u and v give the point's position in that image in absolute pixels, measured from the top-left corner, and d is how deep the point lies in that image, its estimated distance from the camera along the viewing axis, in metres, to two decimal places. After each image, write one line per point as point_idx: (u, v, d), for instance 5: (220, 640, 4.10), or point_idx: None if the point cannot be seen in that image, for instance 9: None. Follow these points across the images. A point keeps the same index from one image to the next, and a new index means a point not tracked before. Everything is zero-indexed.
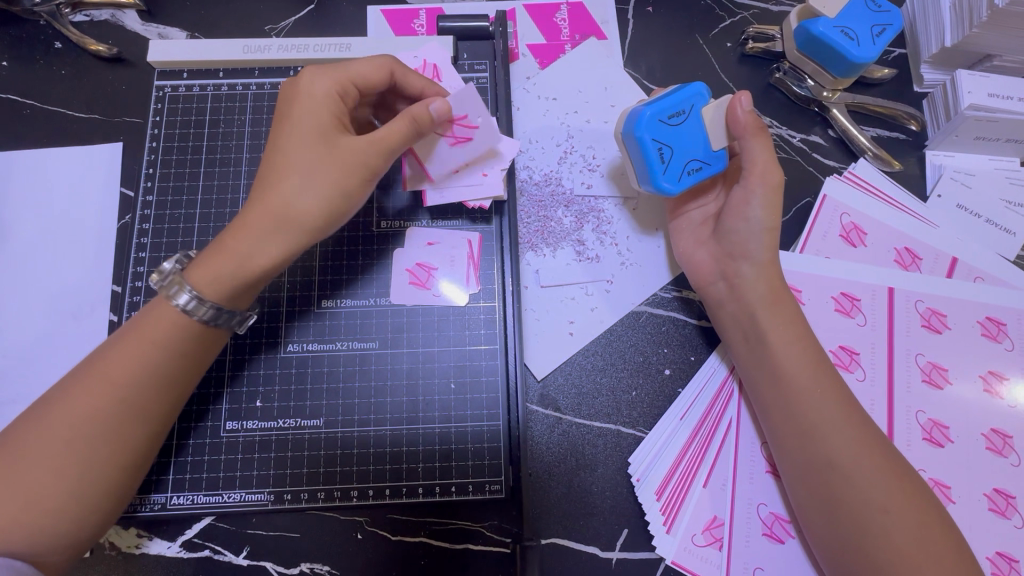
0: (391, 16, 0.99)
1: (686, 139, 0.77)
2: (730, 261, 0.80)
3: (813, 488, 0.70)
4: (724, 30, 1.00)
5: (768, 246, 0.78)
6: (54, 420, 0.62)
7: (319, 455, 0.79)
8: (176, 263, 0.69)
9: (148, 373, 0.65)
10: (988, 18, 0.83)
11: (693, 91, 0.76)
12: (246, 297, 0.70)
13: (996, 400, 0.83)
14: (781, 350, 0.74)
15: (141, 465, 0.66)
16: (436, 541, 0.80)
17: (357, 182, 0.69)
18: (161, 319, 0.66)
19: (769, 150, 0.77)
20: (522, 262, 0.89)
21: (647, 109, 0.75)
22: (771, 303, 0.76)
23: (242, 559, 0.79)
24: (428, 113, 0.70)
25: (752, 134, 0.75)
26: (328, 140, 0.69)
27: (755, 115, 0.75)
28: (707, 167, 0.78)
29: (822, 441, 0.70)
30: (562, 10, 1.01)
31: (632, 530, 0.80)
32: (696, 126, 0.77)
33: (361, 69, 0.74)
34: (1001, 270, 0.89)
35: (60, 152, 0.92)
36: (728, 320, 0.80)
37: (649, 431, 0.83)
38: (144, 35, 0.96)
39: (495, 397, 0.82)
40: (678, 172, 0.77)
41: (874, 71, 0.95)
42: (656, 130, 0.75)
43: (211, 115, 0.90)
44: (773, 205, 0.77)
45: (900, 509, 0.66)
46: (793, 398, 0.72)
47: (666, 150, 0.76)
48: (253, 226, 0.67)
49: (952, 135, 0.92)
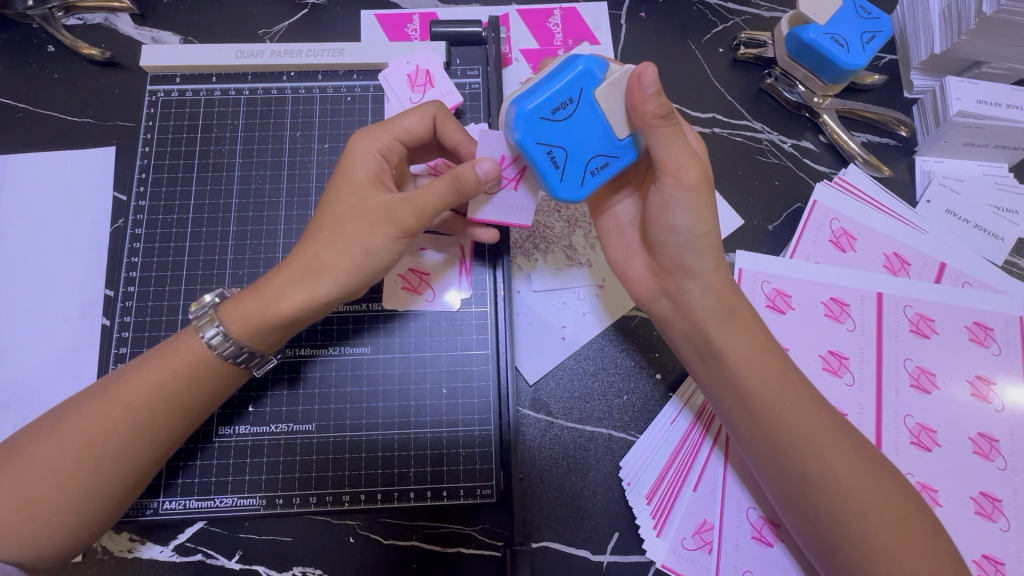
0: (384, 21, 0.99)
1: (579, 134, 0.62)
2: (670, 278, 0.73)
3: (789, 499, 0.68)
4: (716, 36, 1.01)
5: (705, 253, 0.69)
6: (67, 435, 0.63)
7: (311, 460, 0.80)
8: (215, 297, 0.70)
9: (166, 401, 0.66)
10: (977, 26, 0.84)
11: (578, 72, 0.60)
12: (269, 341, 0.69)
13: (983, 403, 0.84)
14: (741, 368, 0.70)
15: (146, 479, 0.67)
16: (427, 545, 0.80)
17: (382, 241, 0.66)
18: (188, 349, 0.67)
19: (678, 139, 0.63)
20: (513, 267, 0.89)
21: (522, 108, 0.60)
22: (721, 318, 0.71)
23: (234, 563, 0.79)
24: (473, 174, 0.65)
25: (652, 126, 0.61)
26: (361, 194, 0.68)
27: (660, 97, 0.59)
28: (614, 162, 0.64)
29: (791, 454, 0.67)
30: (555, 15, 1.01)
31: (622, 534, 0.81)
32: (589, 115, 0.62)
33: (407, 123, 0.72)
34: (988, 276, 0.89)
35: (53, 156, 0.92)
36: (676, 335, 0.75)
37: (639, 435, 0.84)
38: (137, 38, 0.96)
39: (486, 402, 0.82)
40: (579, 175, 0.63)
41: (864, 78, 0.97)
42: (537, 131, 0.61)
43: (204, 121, 0.90)
44: (698, 207, 0.66)
45: (878, 511, 0.64)
46: (759, 416, 0.69)
47: (559, 153, 0.62)
48: (284, 275, 0.67)
49: (940, 141, 0.92)
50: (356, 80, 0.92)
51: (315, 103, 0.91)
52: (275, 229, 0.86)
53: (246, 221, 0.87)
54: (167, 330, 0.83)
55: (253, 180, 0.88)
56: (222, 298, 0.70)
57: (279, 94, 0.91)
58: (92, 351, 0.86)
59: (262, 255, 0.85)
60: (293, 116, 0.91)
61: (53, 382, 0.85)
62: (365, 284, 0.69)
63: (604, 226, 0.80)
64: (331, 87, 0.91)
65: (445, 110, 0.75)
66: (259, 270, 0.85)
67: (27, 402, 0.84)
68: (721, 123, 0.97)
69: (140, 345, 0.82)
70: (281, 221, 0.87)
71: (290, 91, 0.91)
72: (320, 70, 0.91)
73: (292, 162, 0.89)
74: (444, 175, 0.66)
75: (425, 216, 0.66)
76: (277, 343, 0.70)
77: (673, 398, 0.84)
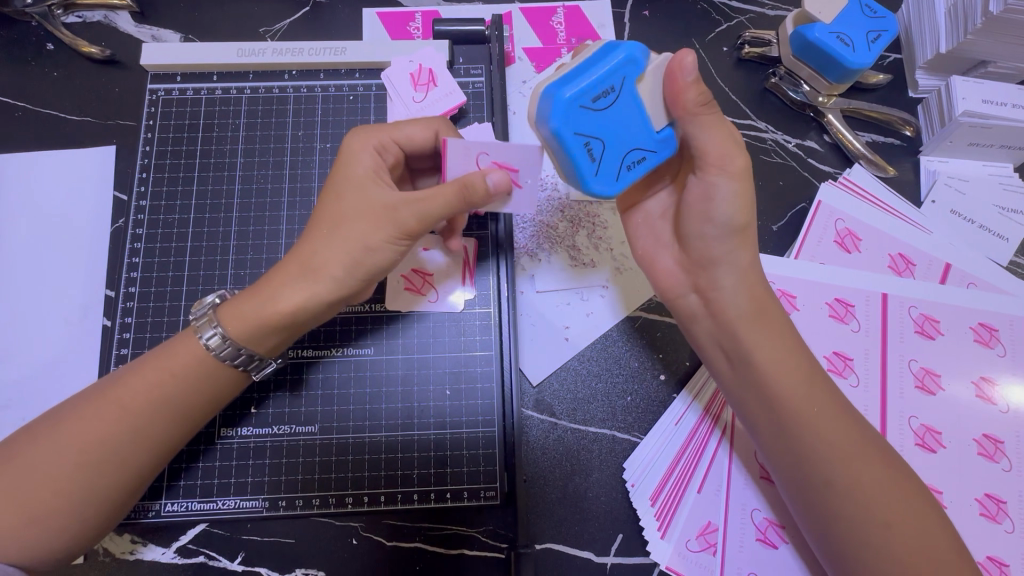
0: (387, 19, 0.98)
1: (618, 124, 0.61)
2: (701, 272, 0.73)
3: (808, 505, 0.68)
4: (721, 35, 1.00)
5: (739, 245, 0.70)
6: (66, 438, 0.62)
7: (314, 462, 0.79)
8: (216, 299, 0.69)
9: (165, 404, 0.65)
10: (983, 25, 0.84)
11: (619, 59, 0.59)
12: (266, 344, 0.67)
13: (988, 404, 0.83)
14: (771, 372, 0.69)
15: (144, 483, 0.67)
16: (430, 547, 0.80)
17: (382, 240, 0.65)
18: (185, 351, 0.67)
19: (720, 130, 0.64)
20: (517, 268, 0.89)
21: (560, 96, 0.58)
22: (752, 318, 0.71)
23: (236, 565, 0.79)
24: (482, 183, 0.63)
25: (694, 114, 0.61)
26: (362, 193, 0.67)
27: (699, 84, 0.60)
28: (652, 156, 0.63)
29: (818, 461, 0.66)
30: (558, 13, 1.00)
31: (626, 535, 0.81)
32: (628, 105, 0.61)
33: (410, 131, 0.73)
34: (994, 276, 0.89)
35: (51, 155, 0.92)
36: (701, 334, 0.75)
37: (644, 436, 0.83)
38: (137, 36, 0.95)
39: (490, 403, 0.82)
40: (615, 169, 0.62)
41: (869, 77, 0.96)
42: (575, 119, 0.59)
43: (204, 119, 0.89)
44: (740, 197, 0.67)
45: (902, 521, 0.64)
46: (787, 422, 0.68)
47: (597, 145, 0.61)
48: (284, 274, 0.66)
49: (946, 141, 0.92)
50: (359, 79, 0.91)
51: (317, 102, 0.90)
52: (277, 229, 0.86)
53: (248, 221, 0.86)
54: (169, 330, 0.82)
55: (254, 180, 0.87)
56: (222, 300, 0.70)
57: (280, 93, 0.91)
58: (92, 351, 0.86)
59: (264, 255, 0.85)
60: (295, 115, 0.90)
61: (54, 383, 0.84)
62: (364, 285, 0.68)
63: (633, 221, 0.79)
64: (333, 86, 0.91)
65: (449, 124, 0.76)
66: (261, 271, 0.84)
67: (27, 403, 0.83)
68: None
69: (141, 346, 0.82)
70: (283, 221, 0.86)
71: (292, 90, 0.91)
72: (322, 69, 0.91)
73: (294, 162, 0.88)
74: (451, 181, 0.65)
75: (428, 218, 0.65)
76: (277, 343, 0.68)
77: (680, 395, 0.84)
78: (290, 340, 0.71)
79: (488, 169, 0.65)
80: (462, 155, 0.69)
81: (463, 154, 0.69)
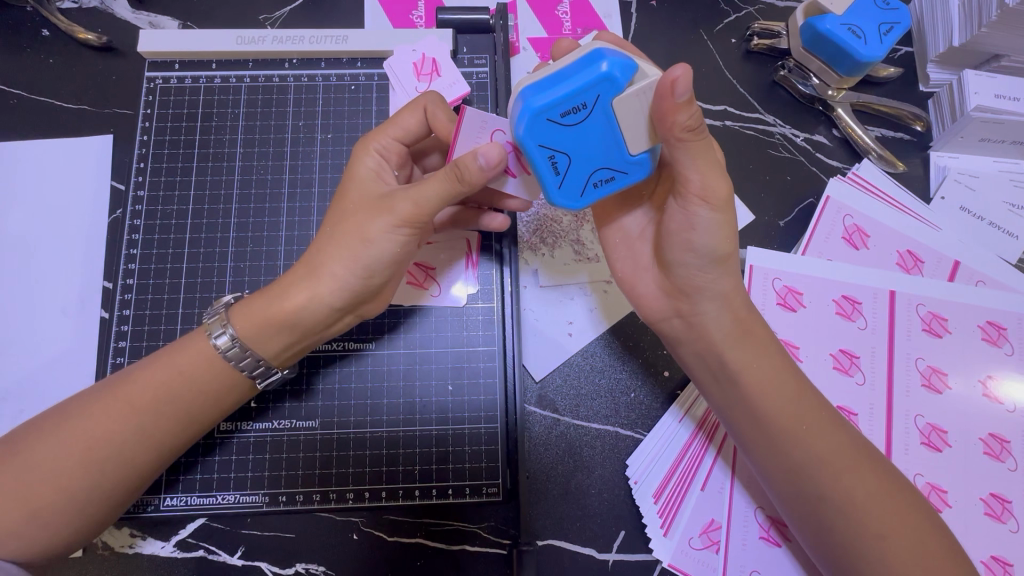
0: (389, 7, 0.96)
1: (588, 142, 0.59)
2: (684, 299, 0.71)
3: (804, 518, 0.67)
4: (729, 26, 0.99)
5: (728, 277, 0.69)
6: (69, 434, 0.61)
7: (314, 458, 0.79)
8: (228, 302, 0.69)
9: (169, 404, 0.64)
10: (998, 17, 0.82)
11: (598, 74, 0.56)
12: (272, 347, 0.66)
13: (995, 403, 0.82)
14: (760, 391, 0.69)
15: (149, 480, 0.66)
16: (432, 542, 0.79)
17: (379, 229, 0.63)
18: (197, 350, 0.66)
19: (707, 158, 0.61)
20: (521, 262, 0.88)
21: (529, 105, 0.57)
22: (737, 340, 0.70)
23: (237, 559, 0.78)
24: (473, 164, 0.59)
25: (680, 141, 0.57)
26: (362, 193, 0.67)
27: (692, 107, 0.55)
28: (621, 177, 0.62)
29: (809, 475, 0.66)
30: (563, 3, 0.98)
31: (628, 532, 0.80)
32: (603, 123, 0.59)
33: (402, 121, 0.71)
34: (1003, 274, 0.88)
35: (47, 144, 0.90)
36: (688, 355, 0.74)
37: (646, 434, 0.83)
38: (134, 23, 0.93)
39: (492, 399, 0.81)
40: (579, 186, 0.62)
41: (880, 70, 0.94)
42: (542, 131, 0.58)
43: (204, 109, 0.88)
44: (722, 227, 0.65)
45: (900, 532, 0.63)
46: (778, 439, 0.68)
47: (561, 159, 0.60)
48: (291, 275, 0.66)
49: (957, 136, 0.91)
50: (360, 69, 0.89)
51: (318, 92, 0.89)
52: (277, 221, 0.85)
53: (248, 212, 0.85)
54: (167, 323, 0.81)
55: (254, 171, 0.86)
56: (237, 301, 0.69)
57: (280, 82, 0.89)
58: (90, 344, 0.85)
59: (264, 247, 0.84)
60: (296, 106, 0.88)
61: (50, 376, 0.83)
62: (369, 285, 0.66)
63: (609, 238, 0.77)
64: (335, 75, 0.89)
65: (436, 99, 0.72)
66: (261, 263, 0.83)
67: (25, 396, 0.82)
68: (733, 116, 0.95)
69: (140, 338, 0.81)
70: (283, 214, 0.85)
71: (292, 79, 0.89)
72: (324, 58, 0.89)
73: (295, 152, 0.87)
74: (445, 167, 0.62)
75: (424, 207, 0.63)
76: (282, 351, 0.67)
77: (673, 408, 0.83)
78: (297, 348, 0.68)
79: (481, 146, 0.60)
80: (477, 130, 0.66)
81: (478, 130, 0.66)
